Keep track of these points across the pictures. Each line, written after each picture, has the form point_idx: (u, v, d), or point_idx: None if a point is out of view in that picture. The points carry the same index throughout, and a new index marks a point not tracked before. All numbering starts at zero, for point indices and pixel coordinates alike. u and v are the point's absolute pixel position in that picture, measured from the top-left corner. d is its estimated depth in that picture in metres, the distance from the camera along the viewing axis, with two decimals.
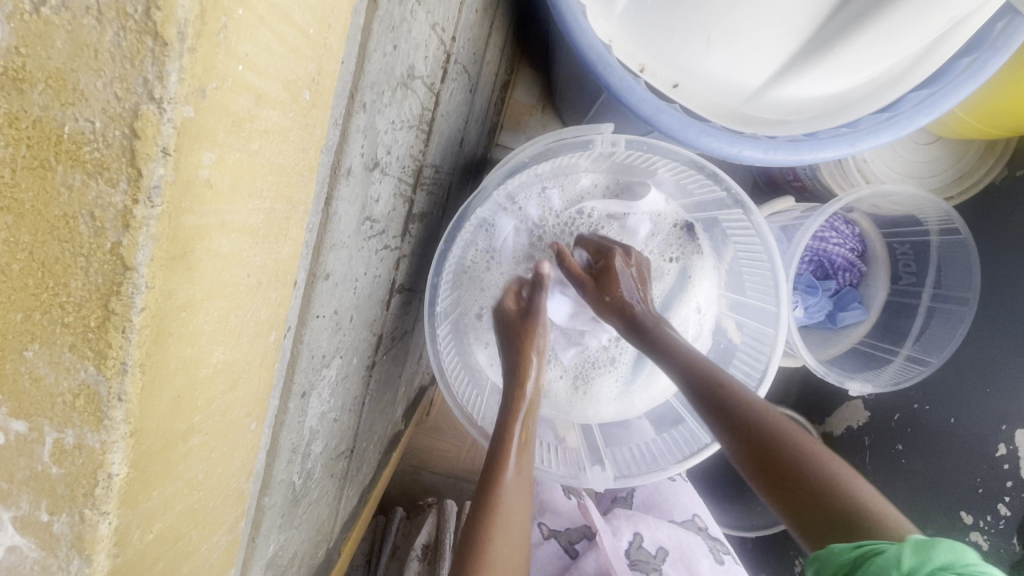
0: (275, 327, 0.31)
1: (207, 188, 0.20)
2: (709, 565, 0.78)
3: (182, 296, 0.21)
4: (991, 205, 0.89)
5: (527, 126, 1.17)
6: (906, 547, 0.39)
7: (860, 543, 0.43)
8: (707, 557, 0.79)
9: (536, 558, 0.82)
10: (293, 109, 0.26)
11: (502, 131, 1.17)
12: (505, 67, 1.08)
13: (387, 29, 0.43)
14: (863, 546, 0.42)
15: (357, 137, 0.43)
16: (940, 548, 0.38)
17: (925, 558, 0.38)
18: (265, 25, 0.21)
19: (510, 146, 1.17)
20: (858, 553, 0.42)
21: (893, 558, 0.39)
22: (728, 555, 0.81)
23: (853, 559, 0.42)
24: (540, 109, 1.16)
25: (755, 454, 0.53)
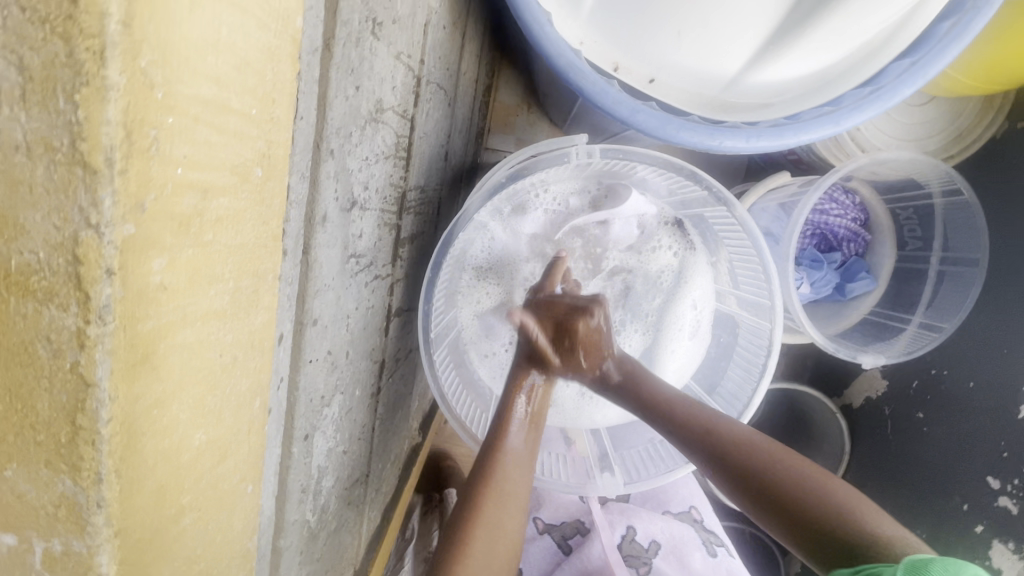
0: (260, 392, 0.32)
1: (161, 291, 0.21)
2: (701, 558, 0.78)
3: (152, 395, 0.22)
4: (994, 160, 0.86)
5: (515, 127, 1.16)
6: (904, 567, 0.43)
7: (859, 565, 0.47)
8: (700, 550, 0.79)
9: (530, 555, 0.81)
10: (245, 189, 0.26)
11: (490, 136, 1.16)
12: (486, 72, 1.08)
13: (347, 71, 0.43)
14: (859, 569, 0.47)
15: (328, 182, 0.43)
16: (934, 565, 0.42)
17: (920, 574, 0.42)
18: (200, 123, 0.22)
19: (500, 149, 1.17)
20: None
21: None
22: (721, 546, 0.80)
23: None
24: (526, 108, 1.15)
25: (753, 488, 0.55)
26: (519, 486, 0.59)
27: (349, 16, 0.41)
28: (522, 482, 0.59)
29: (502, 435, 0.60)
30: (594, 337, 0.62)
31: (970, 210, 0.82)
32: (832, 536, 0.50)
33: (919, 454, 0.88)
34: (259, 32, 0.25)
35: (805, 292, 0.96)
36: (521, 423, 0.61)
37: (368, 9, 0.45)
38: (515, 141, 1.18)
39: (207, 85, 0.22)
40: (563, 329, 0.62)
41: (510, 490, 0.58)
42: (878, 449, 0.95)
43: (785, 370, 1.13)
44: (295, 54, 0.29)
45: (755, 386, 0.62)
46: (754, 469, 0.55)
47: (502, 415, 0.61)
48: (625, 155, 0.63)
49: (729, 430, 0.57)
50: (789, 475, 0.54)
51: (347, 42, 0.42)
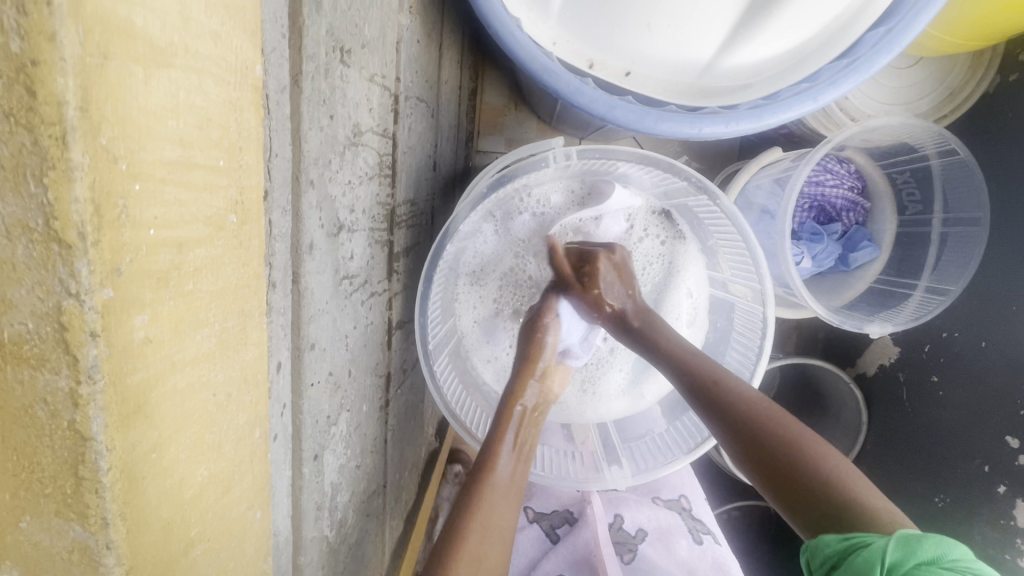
0: (260, 423, 0.33)
1: (145, 345, 0.23)
2: (687, 546, 0.73)
3: (149, 441, 0.23)
4: (989, 117, 0.84)
5: (505, 127, 1.14)
6: (893, 541, 0.42)
7: (846, 535, 0.45)
8: (686, 538, 0.74)
9: (517, 544, 0.77)
10: (221, 237, 0.28)
11: (479, 139, 1.15)
12: (469, 75, 1.08)
13: (320, 102, 0.44)
14: (848, 538, 0.45)
15: (312, 211, 0.45)
16: (925, 543, 0.41)
17: (910, 552, 0.41)
18: (168, 184, 0.23)
19: (489, 151, 1.15)
20: (845, 545, 0.45)
21: (879, 550, 0.42)
22: (708, 535, 0.75)
23: (843, 550, 0.45)
24: (513, 108, 1.14)
25: (748, 445, 0.54)
26: (515, 476, 0.60)
27: (314, 50, 0.42)
28: (509, 473, 0.59)
29: (501, 434, 0.61)
30: (618, 267, 0.65)
31: (968, 169, 0.80)
32: (822, 501, 0.49)
33: (938, 418, 0.86)
34: (219, 87, 0.26)
35: (807, 266, 0.95)
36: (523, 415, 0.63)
37: (335, 39, 0.46)
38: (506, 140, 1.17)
39: (170, 148, 0.23)
40: (584, 260, 0.65)
41: (491, 501, 0.56)
42: (894, 418, 0.93)
43: (795, 346, 1.12)
44: (258, 100, 0.30)
45: (754, 366, 0.63)
46: (754, 424, 0.55)
47: (506, 402, 0.63)
48: (603, 154, 0.63)
49: (735, 387, 0.57)
50: (786, 435, 0.53)
51: (316, 74, 0.43)
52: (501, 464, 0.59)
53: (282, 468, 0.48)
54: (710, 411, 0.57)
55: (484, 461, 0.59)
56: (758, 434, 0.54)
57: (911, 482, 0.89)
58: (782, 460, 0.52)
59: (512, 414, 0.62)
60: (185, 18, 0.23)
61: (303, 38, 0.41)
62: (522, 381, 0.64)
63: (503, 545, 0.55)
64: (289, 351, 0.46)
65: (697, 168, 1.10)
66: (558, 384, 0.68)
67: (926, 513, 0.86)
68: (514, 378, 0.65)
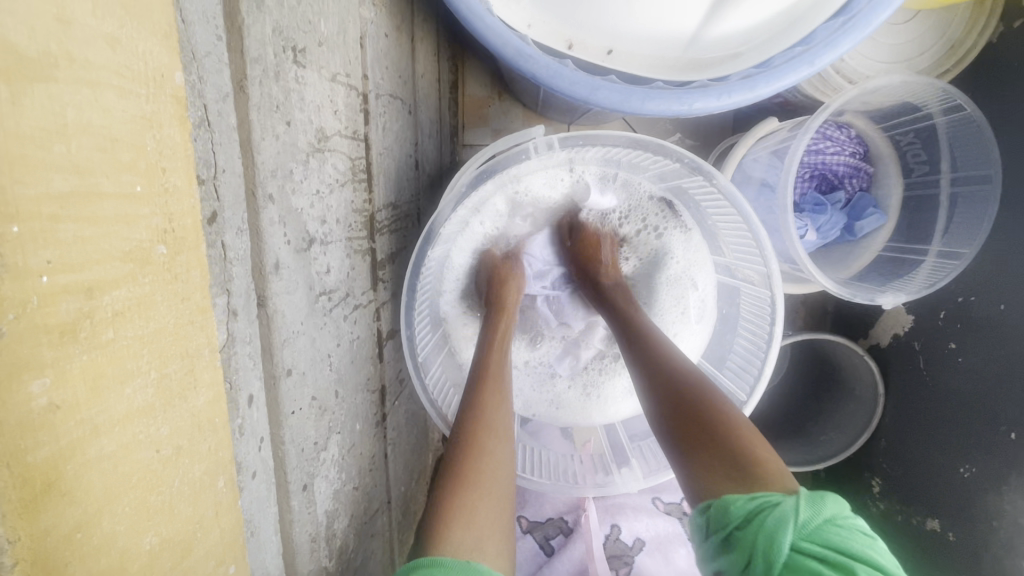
0: (223, 470, 0.30)
1: (49, 414, 0.19)
2: (687, 555, 0.70)
3: (69, 519, 0.21)
4: (996, 69, 0.79)
5: (489, 117, 1.09)
6: (800, 499, 0.39)
7: (752, 493, 0.41)
8: (685, 547, 0.71)
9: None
10: (147, 272, 0.24)
11: (465, 132, 1.10)
12: (448, 66, 1.04)
13: (273, 108, 0.41)
14: (756, 497, 0.41)
15: (274, 228, 0.41)
16: (827, 502, 0.39)
17: (816, 510, 0.38)
18: (63, 220, 0.20)
19: (477, 144, 1.10)
20: (754, 505, 0.40)
21: (789, 508, 0.39)
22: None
23: (749, 512, 0.40)
24: (497, 97, 1.07)
25: (668, 404, 0.51)
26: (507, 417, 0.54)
27: (259, 51, 0.38)
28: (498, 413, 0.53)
29: (488, 361, 0.58)
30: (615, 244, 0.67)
31: (974, 123, 0.76)
32: (725, 453, 0.45)
33: (958, 386, 0.80)
34: (124, 101, 0.22)
35: (812, 240, 0.91)
36: (501, 343, 0.60)
37: (284, 37, 0.42)
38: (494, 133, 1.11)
39: (60, 178, 0.19)
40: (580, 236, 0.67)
41: (487, 424, 0.51)
42: (913, 390, 0.87)
43: (805, 321, 1.08)
44: (183, 112, 0.26)
45: (765, 354, 0.59)
46: (676, 379, 0.52)
47: (485, 335, 0.61)
48: (586, 141, 0.58)
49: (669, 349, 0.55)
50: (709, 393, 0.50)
51: (264, 78, 0.39)
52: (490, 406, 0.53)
53: (267, 505, 0.45)
54: (642, 366, 0.55)
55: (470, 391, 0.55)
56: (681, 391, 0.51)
57: (933, 452, 0.83)
58: (696, 418, 0.48)
59: (495, 342, 0.60)
60: (65, 20, 0.19)
61: (243, 38, 0.37)
62: (496, 318, 0.62)
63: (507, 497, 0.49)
64: (262, 381, 0.43)
65: (692, 145, 1.06)
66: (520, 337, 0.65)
67: (950, 487, 0.80)
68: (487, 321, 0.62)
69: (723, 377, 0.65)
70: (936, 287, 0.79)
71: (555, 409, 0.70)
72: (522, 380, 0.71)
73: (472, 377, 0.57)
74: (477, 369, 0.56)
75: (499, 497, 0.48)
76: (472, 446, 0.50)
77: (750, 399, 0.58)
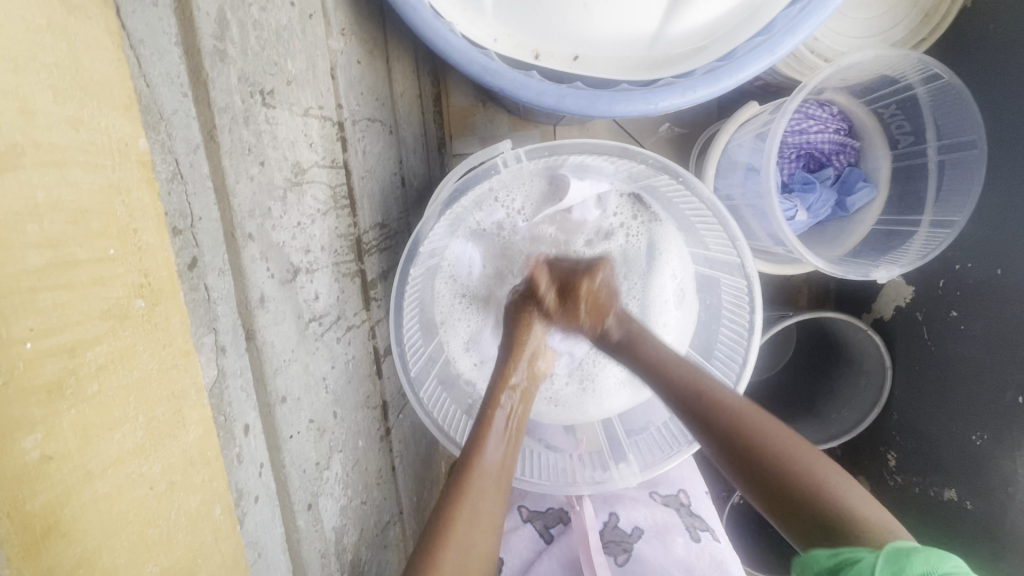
0: (218, 499, 0.33)
1: (44, 465, 0.22)
2: (684, 544, 0.71)
3: (72, 558, 0.23)
4: (974, 35, 0.79)
5: (476, 126, 1.06)
6: (884, 556, 0.44)
7: (836, 550, 0.47)
8: (683, 536, 0.72)
9: (511, 546, 0.76)
10: (127, 326, 0.26)
11: (453, 142, 1.06)
12: (430, 79, 1.01)
13: (245, 152, 0.43)
14: (838, 552, 0.47)
15: (256, 265, 0.44)
16: (915, 557, 0.42)
17: (902, 566, 0.42)
18: (41, 291, 0.22)
19: (466, 154, 1.07)
20: (835, 561, 0.46)
21: (871, 566, 0.44)
22: (706, 531, 0.73)
23: (831, 567, 0.46)
24: (482, 106, 1.05)
25: (736, 455, 0.53)
26: (504, 463, 0.58)
27: (226, 100, 0.41)
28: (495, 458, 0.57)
29: (490, 418, 0.59)
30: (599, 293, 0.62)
31: (955, 92, 0.74)
32: (815, 512, 0.49)
33: (963, 354, 0.80)
34: (90, 173, 0.25)
35: (803, 219, 0.88)
36: (512, 402, 0.60)
37: (250, 83, 0.44)
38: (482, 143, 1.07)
39: (35, 253, 0.22)
40: (568, 291, 0.63)
41: (481, 488, 0.55)
42: (920, 362, 0.87)
43: (808, 301, 1.05)
44: (149, 174, 0.29)
45: (747, 345, 0.61)
46: (745, 436, 0.53)
47: (495, 386, 0.61)
48: (553, 152, 0.61)
49: (726, 395, 0.56)
50: (786, 446, 0.53)
51: (233, 125, 0.42)
52: (490, 446, 0.57)
53: (273, 525, 0.48)
54: (697, 420, 0.56)
55: (468, 453, 0.57)
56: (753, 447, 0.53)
57: (943, 421, 0.83)
58: (780, 473, 0.51)
59: (501, 395, 0.60)
60: (28, 111, 0.22)
61: (209, 91, 0.39)
62: (509, 362, 0.62)
63: (486, 550, 0.54)
64: (257, 410, 0.46)
65: (681, 134, 1.06)
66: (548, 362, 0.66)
67: (962, 457, 0.80)
68: (503, 359, 0.62)
69: (712, 367, 0.66)
70: (928, 258, 0.78)
71: (554, 406, 0.70)
72: None
73: (474, 434, 0.58)
74: (471, 446, 0.57)
75: (489, 522, 0.55)
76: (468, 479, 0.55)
77: (737, 388, 0.61)
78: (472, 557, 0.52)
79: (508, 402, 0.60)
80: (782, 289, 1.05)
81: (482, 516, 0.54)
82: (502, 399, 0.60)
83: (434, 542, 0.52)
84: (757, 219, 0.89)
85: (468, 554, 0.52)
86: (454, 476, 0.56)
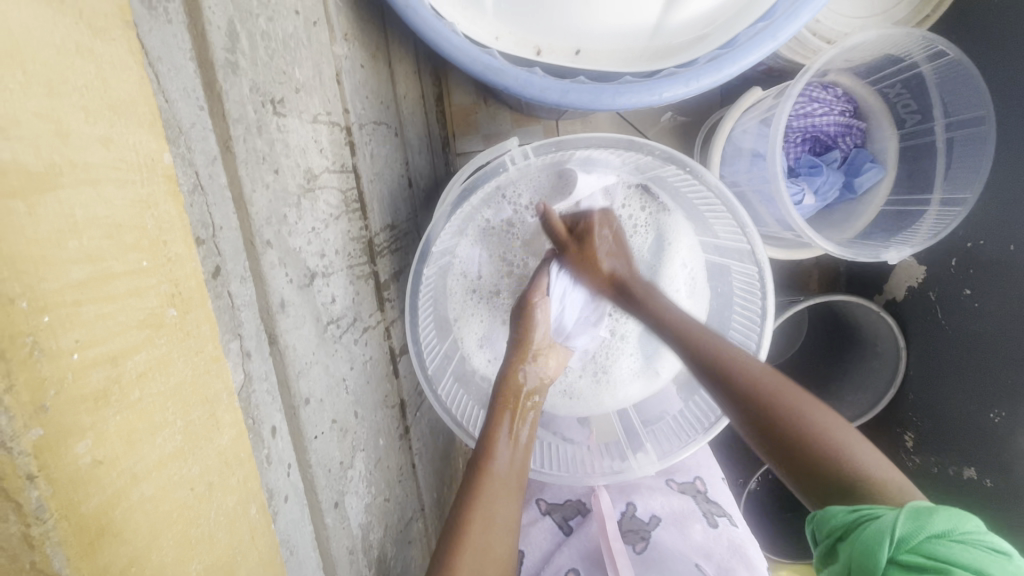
0: (253, 498, 0.34)
1: (94, 470, 0.23)
2: (702, 530, 0.72)
3: (123, 557, 0.24)
4: (977, 9, 0.78)
5: (479, 124, 1.06)
6: (904, 514, 0.41)
7: (854, 508, 0.45)
8: (700, 522, 0.73)
9: (531, 537, 0.77)
10: (162, 333, 0.27)
11: (456, 141, 1.07)
12: (431, 79, 1.01)
13: (260, 160, 0.44)
14: (858, 510, 0.45)
15: (276, 270, 0.45)
16: (937, 514, 0.40)
17: (922, 525, 0.40)
18: (84, 303, 0.23)
19: (469, 152, 1.07)
20: (853, 516, 0.45)
21: (889, 524, 0.41)
22: (724, 517, 0.74)
23: (848, 522, 0.45)
24: (483, 103, 1.05)
25: (752, 415, 0.55)
26: (515, 465, 0.59)
27: (239, 111, 0.42)
28: (509, 465, 0.58)
29: (497, 426, 0.60)
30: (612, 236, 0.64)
31: (962, 67, 0.74)
32: (828, 472, 0.50)
33: (976, 331, 0.80)
34: (123, 189, 0.26)
35: (811, 203, 0.87)
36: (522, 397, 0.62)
37: (262, 92, 0.45)
38: (484, 140, 1.07)
39: (77, 268, 0.23)
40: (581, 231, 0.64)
41: (492, 492, 0.56)
42: (934, 340, 0.87)
43: (817, 285, 1.05)
44: (174, 187, 0.29)
45: (761, 331, 0.61)
46: (760, 397, 0.55)
47: (505, 383, 0.62)
48: (559, 147, 0.62)
49: (740, 357, 0.57)
50: (799, 406, 0.54)
51: (247, 135, 0.43)
52: (498, 451, 0.58)
53: (303, 524, 0.49)
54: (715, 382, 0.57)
55: (482, 452, 0.58)
56: (769, 411, 0.54)
57: (961, 399, 0.83)
58: (793, 436, 0.53)
59: (510, 401, 0.61)
60: (62, 133, 0.23)
61: (223, 102, 0.41)
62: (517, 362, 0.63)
63: (507, 537, 0.55)
64: (283, 412, 0.47)
65: (684, 122, 1.06)
66: (554, 369, 0.66)
67: (980, 434, 0.80)
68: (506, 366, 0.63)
69: None
70: (940, 237, 0.77)
71: (569, 399, 0.71)
72: None
73: (485, 434, 0.59)
74: (481, 453, 0.58)
75: (506, 521, 0.56)
76: (483, 487, 0.56)
77: None
78: (489, 560, 0.53)
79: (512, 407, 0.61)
80: (791, 274, 1.05)
81: (497, 520, 0.55)
82: (509, 398, 0.61)
83: (456, 544, 0.53)
84: (764, 205, 0.89)
85: (483, 554, 0.53)
86: (467, 480, 0.57)
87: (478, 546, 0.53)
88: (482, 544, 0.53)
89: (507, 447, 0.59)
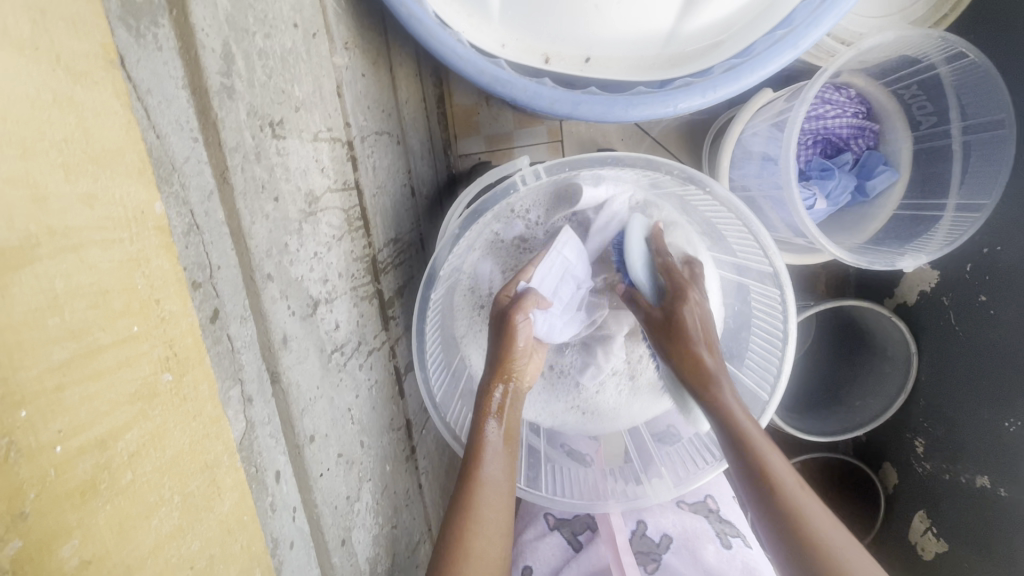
0: (257, 561, 0.35)
1: (84, 570, 0.23)
2: (715, 551, 0.70)
3: None
4: (1000, 7, 0.75)
5: (480, 125, 1.03)
6: None
7: None
8: (713, 543, 0.71)
9: (539, 553, 0.76)
10: (156, 403, 0.27)
11: (458, 142, 1.04)
12: (433, 80, 0.98)
13: (258, 188, 0.42)
14: None
15: (278, 304, 0.43)
16: None
17: None
18: (68, 387, 0.23)
19: (471, 154, 1.04)
20: None
21: None
22: (737, 537, 0.72)
23: None
24: (486, 103, 1.02)
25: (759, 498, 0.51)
26: (504, 471, 0.57)
27: (236, 139, 0.39)
28: (500, 472, 0.56)
29: (484, 426, 0.57)
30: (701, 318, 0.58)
31: (982, 69, 0.70)
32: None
33: (991, 339, 0.76)
34: (109, 251, 0.25)
35: (823, 208, 0.84)
36: (504, 400, 0.58)
37: (260, 116, 0.42)
38: (486, 141, 1.04)
39: (59, 348, 0.23)
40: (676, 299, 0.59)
41: (485, 500, 0.55)
42: (948, 346, 0.83)
43: (827, 289, 1.03)
44: (166, 239, 0.29)
45: (780, 356, 0.59)
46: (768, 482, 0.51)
47: (490, 379, 0.58)
48: (573, 166, 0.60)
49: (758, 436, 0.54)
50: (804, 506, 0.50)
51: (245, 164, 0.40)
52: (487, 462, 0.56)
53: (309, 567, 0.47)
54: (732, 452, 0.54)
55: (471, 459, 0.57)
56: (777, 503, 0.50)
57: (975, 409, 0.78)
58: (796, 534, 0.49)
59: (493, 400, 0.58)
60: (42, 197, 0.22)
61: (219, 131, 0.38)
62: (502, 361, 0.58)
63: (502, 542, 0.56)
64: (286, 453, 0.45)
65: (692, 123, 1.03)
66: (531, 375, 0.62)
67: (994, 436, 0.75)
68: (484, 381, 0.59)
69: (741, 375, 0.65)
70: (953, 247, 0.74)
71: (583, 415, 0.69)
72: (542, 393, 0.70)
73: (472, 431, 0.58)
74: (468, 461, 0.56)
75: (497, 529, 0.55)
76: (473, 491, 0.55)
77: (772, 398, 0.59)
78: (482, 567, 0.53)
79: (495, 427, 0.57)
80: (803, 278, 1.02)
81: (489, 526, 0.55)
82: (494, 397, 0.58)
83: (450, 555, 0.53)
84: (775, 210, 0.86)
85: (477, 560, 0.53)
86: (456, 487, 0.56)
87: (470, 553, 0.53)
88: (478, 551, 0.53)
89: (494, 456, 0.56)
